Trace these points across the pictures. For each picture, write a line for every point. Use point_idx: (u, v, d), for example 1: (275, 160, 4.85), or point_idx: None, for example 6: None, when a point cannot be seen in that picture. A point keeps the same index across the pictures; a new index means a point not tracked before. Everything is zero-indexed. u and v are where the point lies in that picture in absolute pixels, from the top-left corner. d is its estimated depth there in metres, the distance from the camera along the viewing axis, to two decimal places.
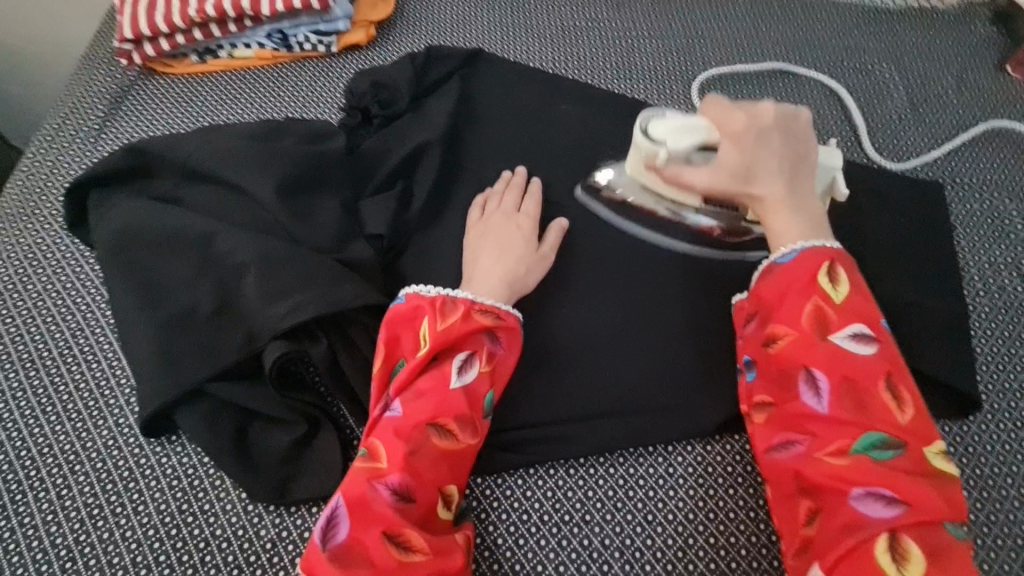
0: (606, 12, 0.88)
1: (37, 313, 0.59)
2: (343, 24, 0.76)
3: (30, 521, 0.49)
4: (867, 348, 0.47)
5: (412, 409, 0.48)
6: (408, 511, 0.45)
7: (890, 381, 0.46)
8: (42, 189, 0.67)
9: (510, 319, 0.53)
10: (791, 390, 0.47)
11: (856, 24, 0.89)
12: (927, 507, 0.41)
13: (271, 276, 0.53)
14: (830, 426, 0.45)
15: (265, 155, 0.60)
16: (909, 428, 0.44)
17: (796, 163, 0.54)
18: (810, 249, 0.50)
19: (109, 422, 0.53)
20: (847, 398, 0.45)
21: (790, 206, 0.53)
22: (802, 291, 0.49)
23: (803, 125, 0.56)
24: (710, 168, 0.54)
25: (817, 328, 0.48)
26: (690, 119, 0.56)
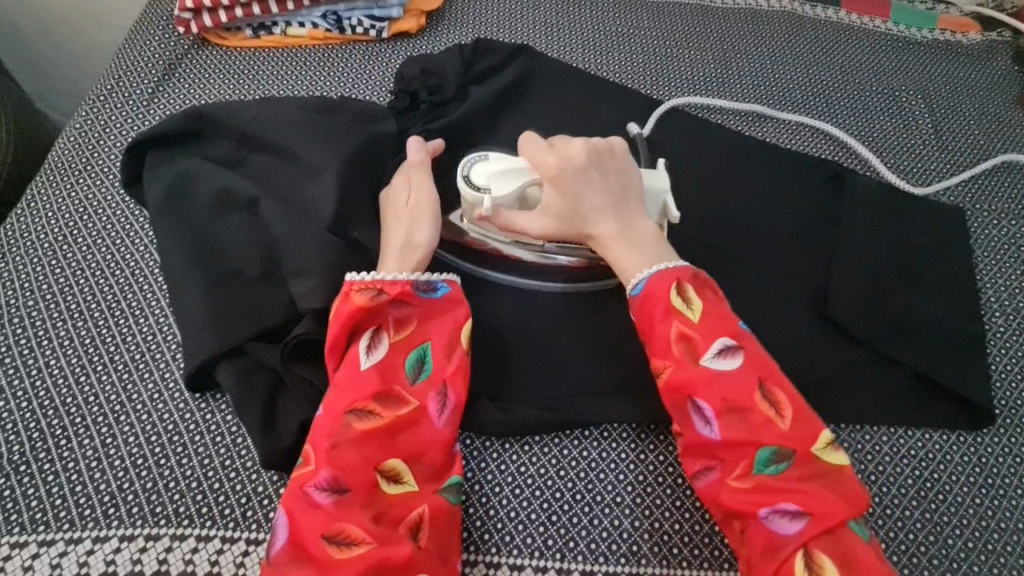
0: (646, 21, 0.91)
1: (87, 266, 0.59)
2: (396, 11, 0.78)
3: (74, 466, 0.50)
4: (732, 364, 0.49)
5: (332, 400, 0.48)
6: (347, 500, 0.45)
7: (762, 387, 0.48)
8: (95, 147, 0.68)
9: (394, 286, 0.51)
10: (686, 424, 0.49)
11: (885, 52, 0.92)
12: (830, 509, 0.44)
13: (321, 243, 0.53)
14: (725, 451, 0.47)
15: (322, 128, 0.61)
16: (793, 435, 0.47)
17: (621, 196, 0.56)
18: (661, 272, 0.52)
19: (155, 375, 0.54)
20: (733, 419, 0.47)
21: (622, 242, 0.54)
22: (664, 318, 0.51)
23: (621, 158, 0.57)
24: (538, 213, 0.56)
25: (688, 354, 0.49)
26: (511, 162, 0.57)
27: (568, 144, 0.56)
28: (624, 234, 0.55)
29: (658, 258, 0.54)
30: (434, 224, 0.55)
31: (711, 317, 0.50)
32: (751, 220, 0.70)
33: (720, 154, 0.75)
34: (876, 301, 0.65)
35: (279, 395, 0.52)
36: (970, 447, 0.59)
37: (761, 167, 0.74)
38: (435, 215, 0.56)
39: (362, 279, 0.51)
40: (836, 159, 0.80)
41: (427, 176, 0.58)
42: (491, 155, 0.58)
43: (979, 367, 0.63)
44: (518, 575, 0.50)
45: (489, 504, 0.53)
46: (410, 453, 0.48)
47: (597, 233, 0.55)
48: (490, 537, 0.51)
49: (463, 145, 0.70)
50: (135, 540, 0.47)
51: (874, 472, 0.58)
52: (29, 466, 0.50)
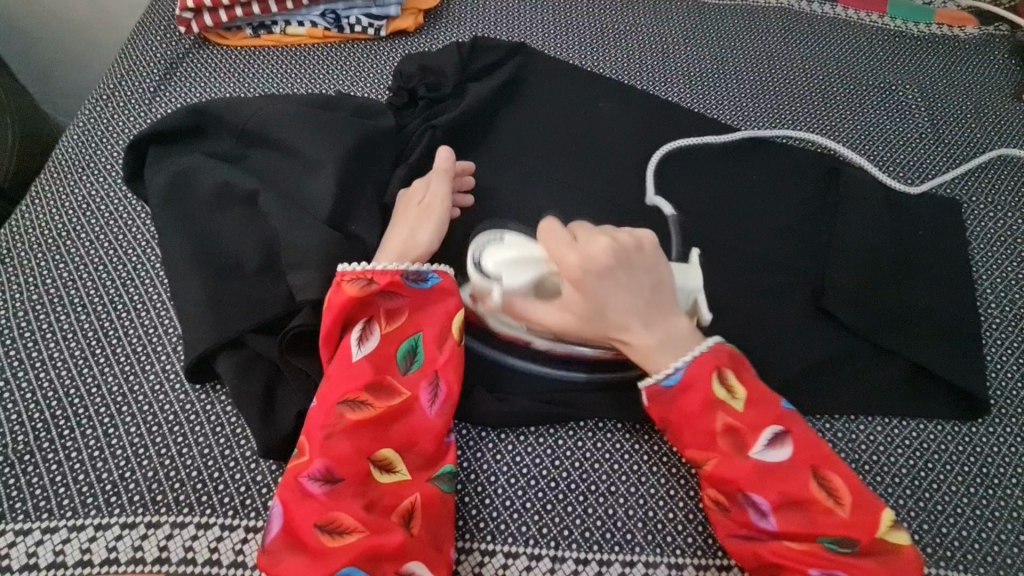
0: (644, 18, 0.92)
1: (90, 260, 0.60)
2: (394, 9, 0.79)
3: (77, 455, 0.50)
4: (782, 454, 0.49)
5: (325, 392, 0.49)
6: (341, 491, 0.46)
7: (816, 475, 0.49)
8: (98, 144, 0.69)
9: (383, 275, 0.52)
10: (739, 515, 0.49)
11: (882, 46, 0.92)
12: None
13: (316, 236, 0.54)
14: (782, 539, 0.48)
15: (320, 124, 0.62)
16: (850, 518, 0.47)
17: (651, 297, 0.53)
18: (702, 359, 0.52)
19: (156, 367, 0.55)
20: (788, 509, 0.48)
21: (656, 349, 0.52)
22: (708, 413, 0.51)
23: (651, 256, 0.53)
24: (558, 309, 0.53)
25: (735, 446, 0.50)
26: (524, 252, 0.54)
27: (592, 240, 0.52)
28: (654, 340, 0.52)
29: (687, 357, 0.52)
30: (442, 225, 0.57)
31: (757, 405, 0.51)
32: (746, 213, 0.71)
33: (716, 148, 0.76)
34: (871, 292, 0.65)
35: (278, 385, 0.53)
36: (965, 437, 0.60)
37: (757, 161, 0.75)
38: (445, 218, 0.58)
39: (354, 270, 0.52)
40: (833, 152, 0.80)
41: (448, 183, 0.60)
42: (506, 238, 0.56)
43: (974, 358, 0.63)
44: (512, 563, 0.50)
45: (484, 492, 0.53)
46: (401, 443, 0.49)
47: (627, 338, 0.53)
48: (484, 525, 0.52)
49: (460, 141, 0.70)
50: (137, 527, 0.48)
51: (867, 463, 0.58)
52: (33, 455, 0.50)
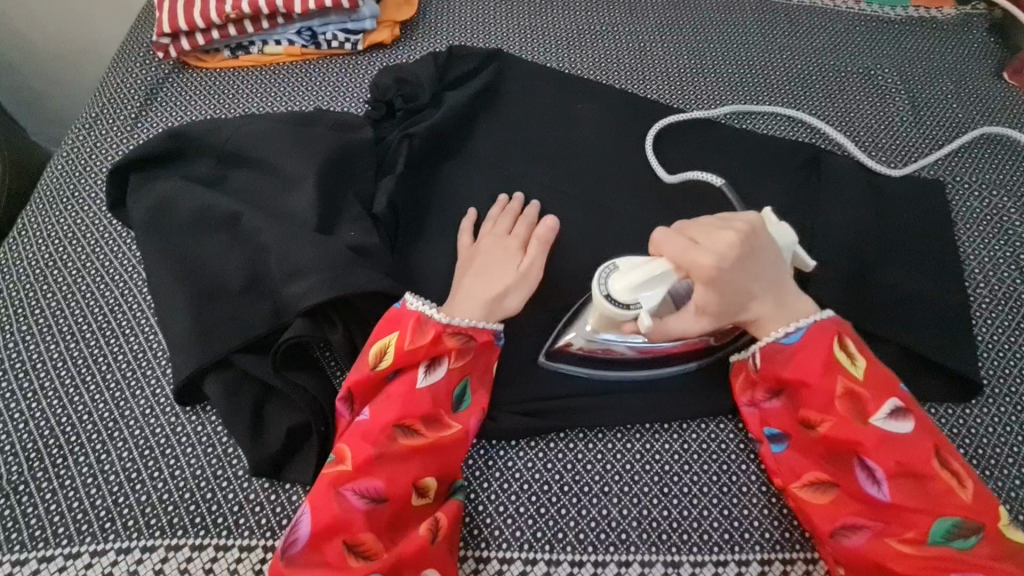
0: (620, 17, 0.92)
1: (77, 288, 0.61)
2: (369, 23, 0.80)
3: (70, 483, 0.51)
4: (906, 427, 0.49)
5: (379, 411, 0.50)
6: (379, 511, 0.47)
7: (938, 454, 0.48)
8: (82, 174, 0.70)
9: (482, 333, 0.54)
10: (853, 481, 0.48)
11: (859, 32, 0.92)
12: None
13: (294, 254, 0.54)
14: (896, 512, 0.47)
15: (296, 139, 0.62)
16: (971, 504, 0.46)
17: (772, 272, 0.53)
18: (825, 327, 0.52)
19: (146, 391, 0.55)
20: (906, 483, 0.47)
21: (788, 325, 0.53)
22: (830, 375, 0.51)
23: (766, 242, 0.53)
24: (698, 316, 0.52)
25: (855, 411, 0.50)
26: (648, 270, 0.51)
27: (716, 241, 0.51)
28: (781, 313, 0.53)
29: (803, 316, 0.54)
30: (523, 297, 0.57)
31: (879, 378, 0.51)
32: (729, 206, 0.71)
33: (696, 142, 0.76)
34: (858, 280, 0.65)
35: (266, 404, 0.53)
36: (960, 420, 0.59)
37: (738, 153, 0.75)
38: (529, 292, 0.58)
39: (418, 306, 0.53)
40: (813, 141, 0.80)
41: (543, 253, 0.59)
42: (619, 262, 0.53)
43: (967, 340, 0.63)
44: (507, 568, 0.51)
45: (477, 499, 0.54)
46: (443, 472, 0.50)
47: (759, 323, 0.53)
48: (478, 532, 0.52)
49: (440, 150, 0.70)
50: (132, 551, 0.48)
51: None
52: (27, 486, 0.51)
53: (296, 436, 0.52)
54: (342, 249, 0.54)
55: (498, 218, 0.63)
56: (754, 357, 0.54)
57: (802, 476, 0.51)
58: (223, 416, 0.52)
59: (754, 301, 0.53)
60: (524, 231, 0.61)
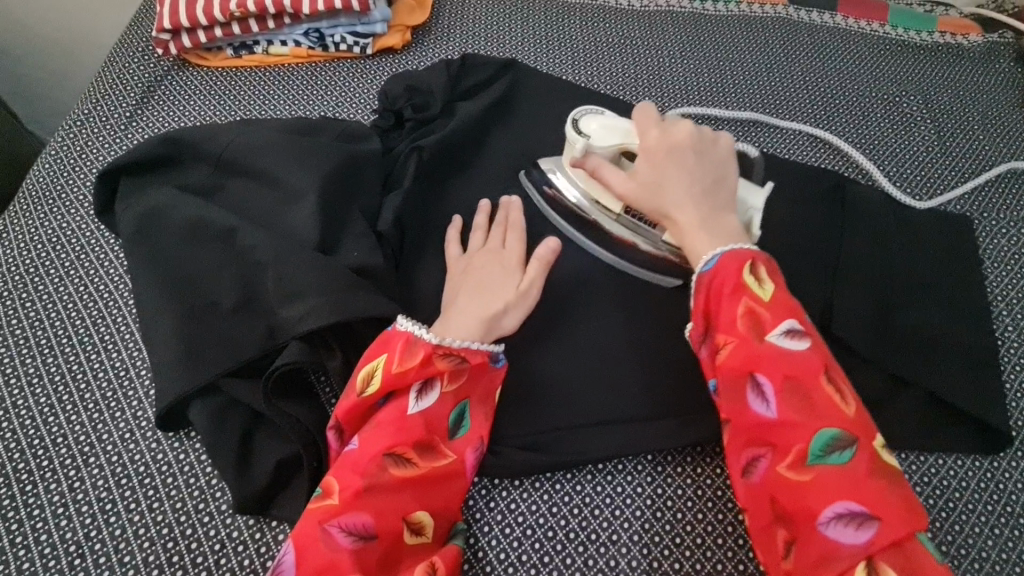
0: (639, 31, 0.89)
1: (58, 298, 0.57)
2: (380, 27, 0.76)
3: (39, 513, 0.47)
4: (801, 345, 0.45)
5: (369, 440, 0.46)
6: (369, 551, 0.42)
7: (830, 374, 0.45)
8: (69, 174, 0.66)
9: (476, 355, 0.50)
10: (742, 402, 0.46)
11: (884, 56, 0.90)
12: (896, 516, 0.40)
13: (292, 274, 0.50)
14: (782, 433, 0.44)
15: (298, 147, 0.58)
16: (856, 421, 0.43)
17: (717, 182, 0.54)
18: (731, 252, 0.49)
19: (127, 414, 0.51)
20: (796, 401, 0.44)
21: (702, 227, 0.51)
22: (730, 292, 0.47)
23: (723, 153, 0.55)
24: (627, 175, 0.55)
25: (752, 330, 0.46)
26: (621, 122, 0.58)
27: (677, 124, 0.56)
28: (705, 221, 0.52)
29: (731, 238, 0.51)
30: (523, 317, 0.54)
31: (782, 300, 0.47)
32: None
33: None
34: (883, 319, 0.62)
35: (255, 432, 0.49)
36: (987, 473, 0.56)
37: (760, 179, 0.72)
38: (528, 309, 0.54)
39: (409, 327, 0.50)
40: (836, 168, 0.77)
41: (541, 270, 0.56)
42: (608, 113, 0.59)
43: (996, 387, 0.60)
44: None
45: (478, 543, 0.50)
46: (438, 507, 0.47)
47: (677, 219, 0.52)
48: None
49: (450, 163, 0.67)
50: None
51: None
52: None
53: (285, 469, 0.48)
54: (343, 271, 0.51)
55: (484, 226, 0.60)
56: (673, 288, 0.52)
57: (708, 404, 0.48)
58: (207, 446, 0.48)
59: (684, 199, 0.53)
60: (516, 242, 0.58)
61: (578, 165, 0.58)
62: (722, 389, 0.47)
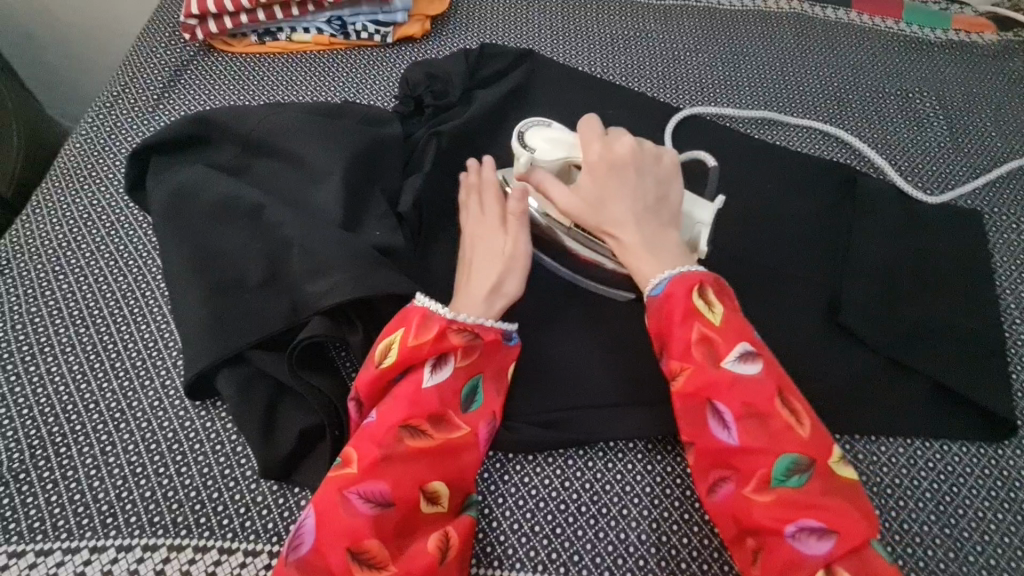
0: (655, 24, 0.90)
1: (89, 272, 0.59)
2: (401, 16, 0.78)
3: (73, 474, 0.49)
4: (753, 369, 0.47)
5: (385, 413, 0.48)
6: (386, 517, 0.44)
7: (783, 396, 0.47)
8: (99, 154, 0.68)
9: (490, 332, 0.52)
10: (703, 429, 0.47)
11: (898, 53, 0.90)
12: (853, 530, 0.42)
13: (316, 251, 0.52)
14: (742, 456, 0.45)
15: (322, 130, 0.60)
16: (810, 441, 0.45)
17: (658, 203, 0.56)
18: (682, 276, 0.51)
19: (155, 383, 0.53)
20: (752, 425, 0.46)
21: (646, 249, 0.53)
22: (685, 321, 0.49)
23: (665, 168, 0.56)
24: (572, 191, 0.56)
25: (709, 357, 0.48)
26: (565, 137, 0.59)
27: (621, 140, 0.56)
28: (648, 242, 0.53)
29: (676, 261, 0.53)
30: (522, 277, 0.55)
31: (735, 324, 0.49)
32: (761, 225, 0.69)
33: (730, 157, 0.74)
34: (891, 309, 0.63)
35: (279, 403, 0.51)
36: (991, 459, 0.57)
37: (772, 170, 0.73)
38: (525, 269, 0.56)
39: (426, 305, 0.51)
40: (848, 162, 0.78)
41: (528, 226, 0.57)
42: (555, 124, 0.60)
43: (1002, 378, 0.60)
44: None
45: (491, 515, 0.52)
46: (453, 478, 0.48)
47: (621, 237, 0.54)
48: (492, 549, 0.51)
49: (468, 150, 0.68)
50: (133, 550, 0.46)
51: (890, 486, 0.56)
52: (28, 475, 0.49)
53: (307, 438, 0.50)
54: (365, 248, 0.52)
55: (464, 198, 0.60)
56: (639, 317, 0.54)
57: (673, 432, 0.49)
58: (233, 415, 0.50)
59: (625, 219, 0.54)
60: (497, 206, 0.58)
61: (522, 178, 0.57)
62: (684, 418, 0.48)
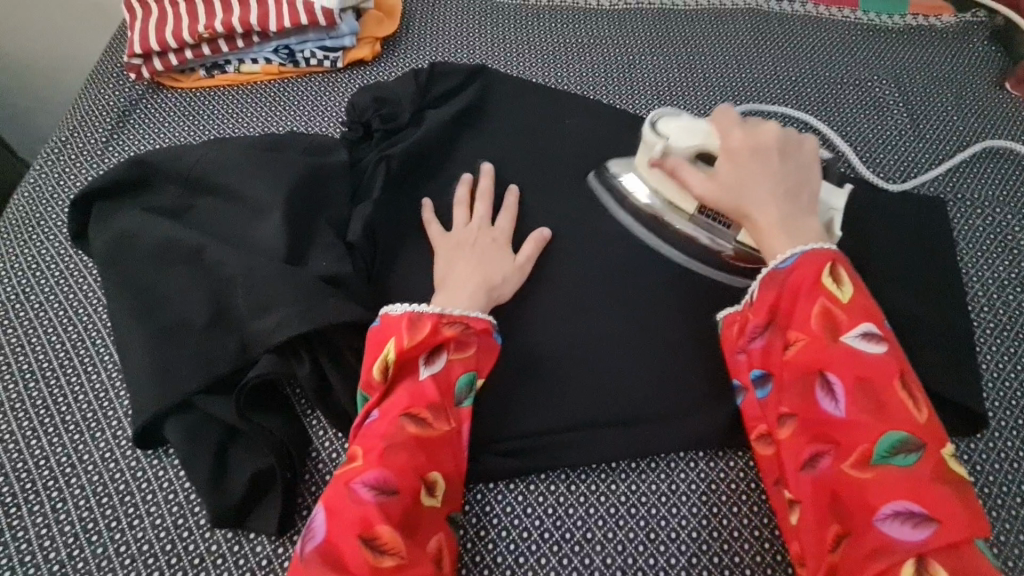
0: (608, 30, 0.89)
1: (38, 323, 0.58)
2: (349, 40, 0.78)
3: (23, 535, 0.48)
4: (878, 348, 0.45)
5: (387, 407, 0.48)
6: (392, 504, 0.43)
7: (906, 379, 0.45)
8: (48, 202, 0.68)
9: (478, 321, 0.53)
10: (811, 396, 0.46)
11: (856, 42, 0.90)
12: (957, 521, 0.39)
13: (259, 289, 0.51)
14: (850, 432, 0.44)
15: (265, 164, 0.59)
16: (927, 429, 0.43)
17: (796, 185, 0.55)
18: (812, 254, 0.50)
19: (107, 434, 0.52)
20: (867, 404, 0.44)
21: (782, 227, 0.52)
22: (807, 293, 0.48)
23: (807, 155, 0.57)
24: (707, 177, 0.56)
25: (828, 329, 0.47)
26: (699, 122, 0.60)
27: (760, 126, 0.57)
28: (785, 219, 0.52)
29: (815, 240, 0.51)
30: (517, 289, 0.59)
31: (862, 304, 0.47)
32: None
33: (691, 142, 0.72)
34: None
35: (230, 446, 0.50)
36: (965, 455, 0.56)
37: None
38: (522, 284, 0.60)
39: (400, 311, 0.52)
40: None
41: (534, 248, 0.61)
42: (686, 115, 0.61)
43: (971, 369, 0.59)
44: None
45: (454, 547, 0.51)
46: (450, 470, 0.48)
47: (757, 214, 0.53)
48: None
49: (420, 172, 0.67)
50: None
51: None
52: None
53: (261, 481, 0.49)
54: (310, 282, 0.51)
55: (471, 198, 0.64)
56: (751, 292, 0.52)
57: (777, 402, 0.49)
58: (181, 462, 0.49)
59: (764, 199, 0.53)
60: (507, 224, 0.63)
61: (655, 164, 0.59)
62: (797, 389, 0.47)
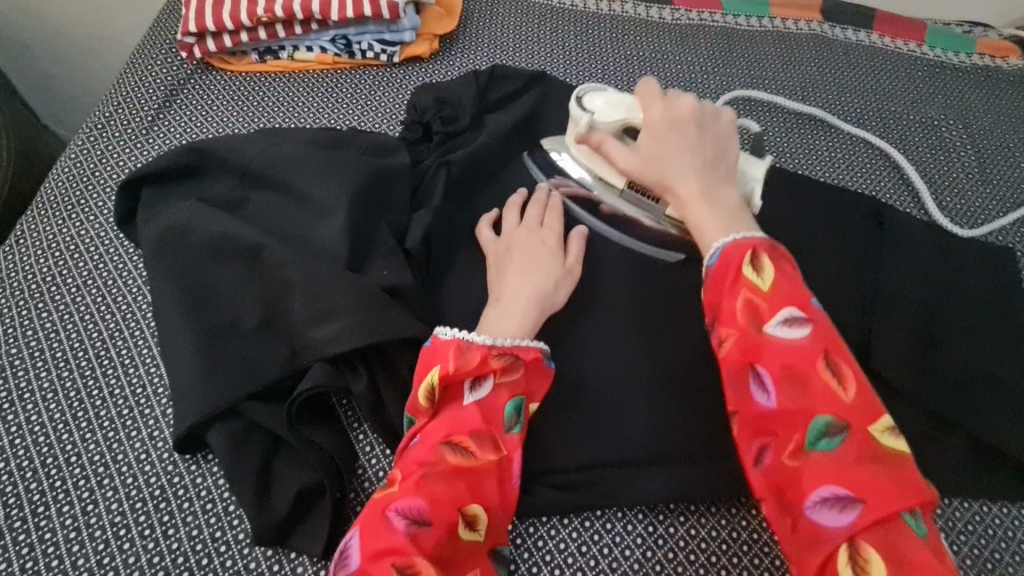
0: (670, 45, 0.87)
1: (74, 309, 0.55)
2: (408, 35, 0.75)
3: (51, 537, 0.46)
4: (800, 332, 0.42)
5: (427, 432, 0.45)
6: (425, 538, 0.41)
7: (830, 360, 0.41)
8: (88, 181, 0.65)
9: (529, 350, 0.48)
10: (741, 391, 0.43)
11: (922, 77, 0.87)
12: (888, 501, 0.37)
13: (316, 294, 0.48)
14: (779, 422, 0.41)
15: (325, 161, 0.56)
16: (855, 408, 0.40)
17: (717, 159, 0.52)
18: (735, 242, 0.46)
19: (142, 434, 0.50)
20: (794, 389, 0.41)
21: (701, 201, 0.50)
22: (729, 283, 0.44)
23: (725, 128, 0.54)
24: (630, 150, 0.54)
25: (753, 320, 0.43)
26: (623, 97, 0.59)
27: (680, 100, 0.55)
28: (709, 195, 0.50)
29: (734, 223, 0.48)
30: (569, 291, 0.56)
31: (782, 289, 0.43)
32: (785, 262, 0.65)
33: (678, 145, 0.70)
34: (926, 355, 0.60)
35: (275, 458, 0.47)
36: None
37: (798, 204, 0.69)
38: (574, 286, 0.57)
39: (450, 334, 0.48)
40: (874, 193, 0.75)
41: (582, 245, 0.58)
42: (611, 90, 0.61)
43: None
44: None
45: None
46: (493, 502, 0.45)
47: (678, 189, 0.51)
48: None
49: (479, 179, 0.65)
50: None
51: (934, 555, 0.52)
52: (3, 537, 0.46)
53: (305, 498, 0.46)
54: (370, 291, 0.49)
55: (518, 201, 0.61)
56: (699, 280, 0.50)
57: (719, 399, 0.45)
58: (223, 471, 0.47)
59: (682, 174, 0.51)
60: (556, 224, 0.59)
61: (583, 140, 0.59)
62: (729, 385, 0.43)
